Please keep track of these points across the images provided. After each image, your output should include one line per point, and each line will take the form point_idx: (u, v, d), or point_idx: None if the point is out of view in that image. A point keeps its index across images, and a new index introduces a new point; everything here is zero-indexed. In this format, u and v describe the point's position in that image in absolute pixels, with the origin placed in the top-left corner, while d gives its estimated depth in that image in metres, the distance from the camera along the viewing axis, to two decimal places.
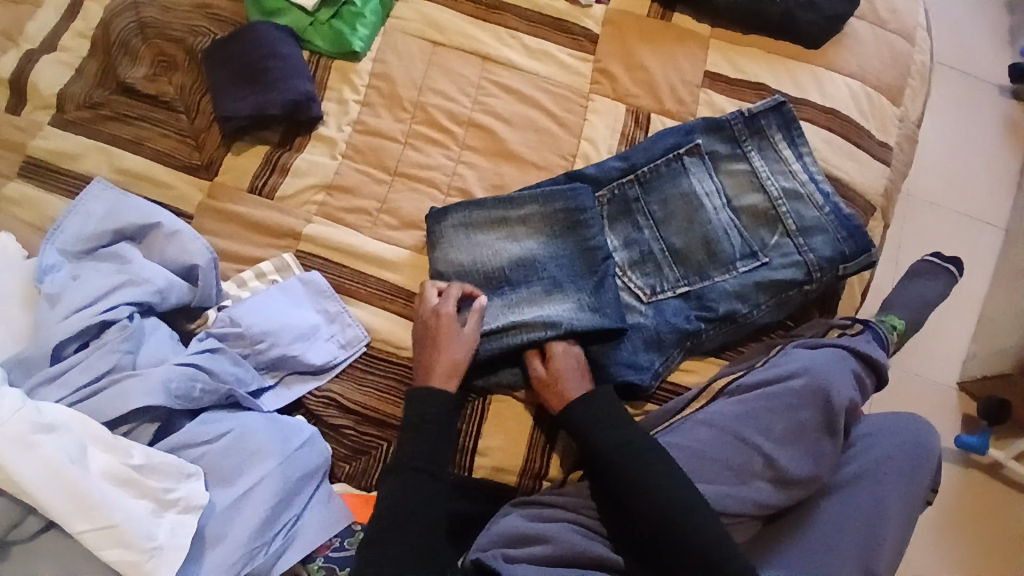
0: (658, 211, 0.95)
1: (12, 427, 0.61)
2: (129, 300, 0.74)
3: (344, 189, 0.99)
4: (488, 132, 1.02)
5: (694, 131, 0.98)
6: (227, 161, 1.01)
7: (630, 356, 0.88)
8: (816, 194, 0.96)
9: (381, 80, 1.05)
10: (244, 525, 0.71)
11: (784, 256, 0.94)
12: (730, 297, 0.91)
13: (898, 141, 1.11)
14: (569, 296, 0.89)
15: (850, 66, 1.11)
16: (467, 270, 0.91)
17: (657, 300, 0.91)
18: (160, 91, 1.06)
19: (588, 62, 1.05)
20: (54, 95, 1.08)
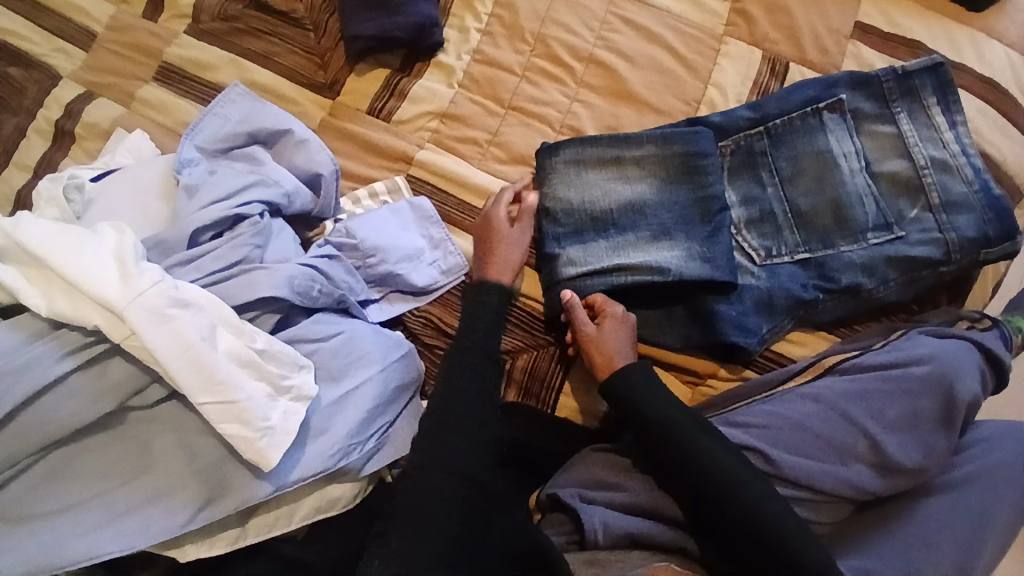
0: (786, 168, 0.89)
1: (151, 298, 0.66)
2: (261, 199, 0.78)
3: (456, 118, 0.99)
4: (608, 70, 0.98)
5: (837, 86, 0.91)
6: (348, 82, 1.03)
7: (739, 317, 0.84)
8: (966, 167, 0.87)
9: (504, 8, 1.03)
10: (345, 423, 0.75)
11: (922, 231, 0.86)
12: (856, 268, 0.85)
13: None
14: (679, 244, 0.86)
15: (1018, 32, 0.99)
16: (574, 208, 0.89)
17: (771, 263, 0.86)
18: (290, 8, 1.09)
19: (726, 2, 0.98)
20: (193, 6, 1.13)
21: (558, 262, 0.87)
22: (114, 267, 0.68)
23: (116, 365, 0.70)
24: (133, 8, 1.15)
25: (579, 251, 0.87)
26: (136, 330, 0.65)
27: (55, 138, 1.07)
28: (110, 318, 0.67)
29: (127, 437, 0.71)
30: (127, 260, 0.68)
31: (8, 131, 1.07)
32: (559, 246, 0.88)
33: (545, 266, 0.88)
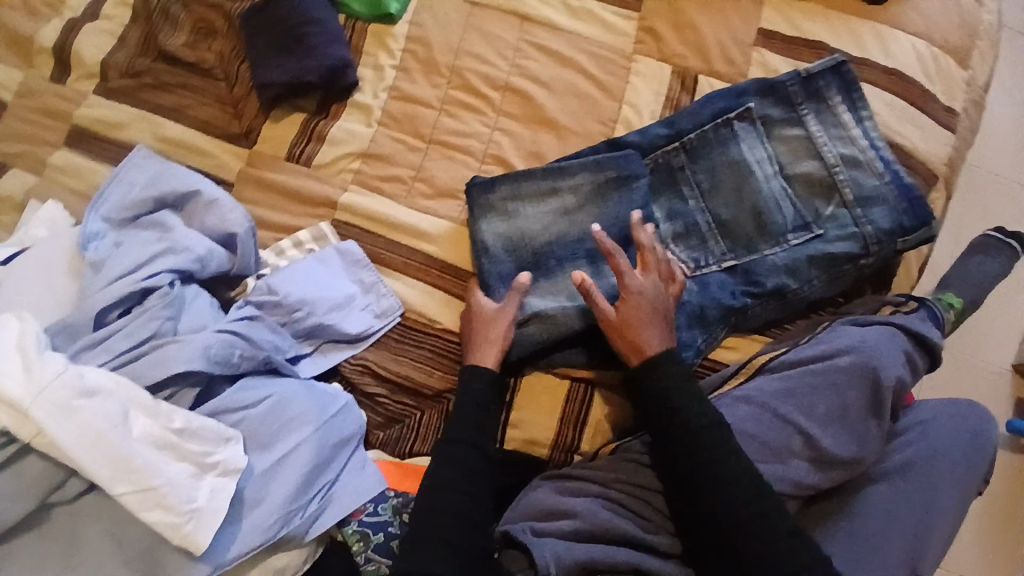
0: (705, 181, 0.91)
1: (56, 392, 0.65)
2: (169, 268, 0.78)
3: (379, 157, 0.97)
4: (526, 97, 0.98)
5: (745, 94, 0.93)
6: (263, 129, 1.01)
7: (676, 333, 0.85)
8: (876, 161, 0.89)
9: (417, 43, 1.02)
10: (281, 490, 0.73)
11: (840, 228, 0.88)
12: (779, 271, 0.87)
13: (964, 107, 1.03)
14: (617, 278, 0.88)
15: (921, 20, 1.02)
16: (514, 243, 0.89)
17: (701, 274, 0.88)
18: (199, 58, 1.06)
19: (634, 21, 1.00)
20: (99, 62, 1.09)
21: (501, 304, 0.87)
22: (16, 361, 0.66)
23: (31, 463, 0.66)
24: (38, 71, 1.10)
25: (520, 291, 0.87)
26: (43, 427, 0.64)
27: None
28: (13, 415, 0.65)
29: (54, 534, 0.68)
30: (29, 351, 0.66)
31: None
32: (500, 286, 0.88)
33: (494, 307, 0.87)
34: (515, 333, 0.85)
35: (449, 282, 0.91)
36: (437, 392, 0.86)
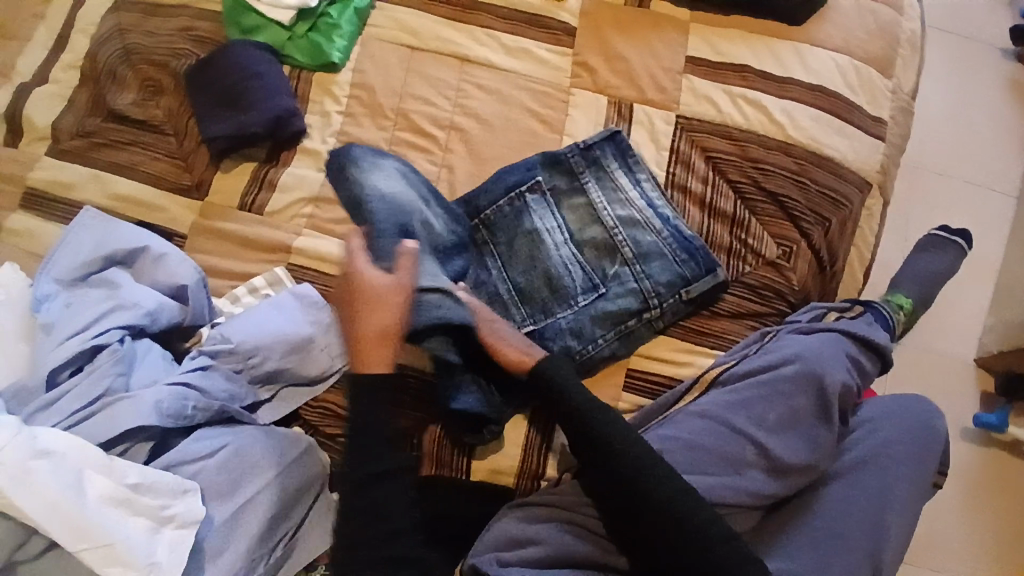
0: (505, 250, 0.95)
1: (11, 454, 0.64)
2: (119, 325, 0.79)
3: (330, 200, 1.00)
4: (470, 134, 1.02)
5: (533, 169, 0.97)
6: (214, 180, 1.03)
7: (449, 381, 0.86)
8: (654, 219, 0.94)
9: (361, 89, 1.06)
10: (245, 537, 0.74)
11: (622, 286, 0.91)
12: (564, 334, 0.90)
13: (890, 115, 1.04)
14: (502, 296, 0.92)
15: (840, 34, 1.04)
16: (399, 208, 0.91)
17: None
18: (148, 115, 1.09)
19: (567, 56, 1.05)
20: (49, 125, 1.10)
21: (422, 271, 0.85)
22: None
23: None
24: None
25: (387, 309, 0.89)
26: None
27: None
28: None
29: None
30: None
31: None
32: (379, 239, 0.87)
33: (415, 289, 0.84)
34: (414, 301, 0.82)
35: None
36: (399, 426, 0.87)
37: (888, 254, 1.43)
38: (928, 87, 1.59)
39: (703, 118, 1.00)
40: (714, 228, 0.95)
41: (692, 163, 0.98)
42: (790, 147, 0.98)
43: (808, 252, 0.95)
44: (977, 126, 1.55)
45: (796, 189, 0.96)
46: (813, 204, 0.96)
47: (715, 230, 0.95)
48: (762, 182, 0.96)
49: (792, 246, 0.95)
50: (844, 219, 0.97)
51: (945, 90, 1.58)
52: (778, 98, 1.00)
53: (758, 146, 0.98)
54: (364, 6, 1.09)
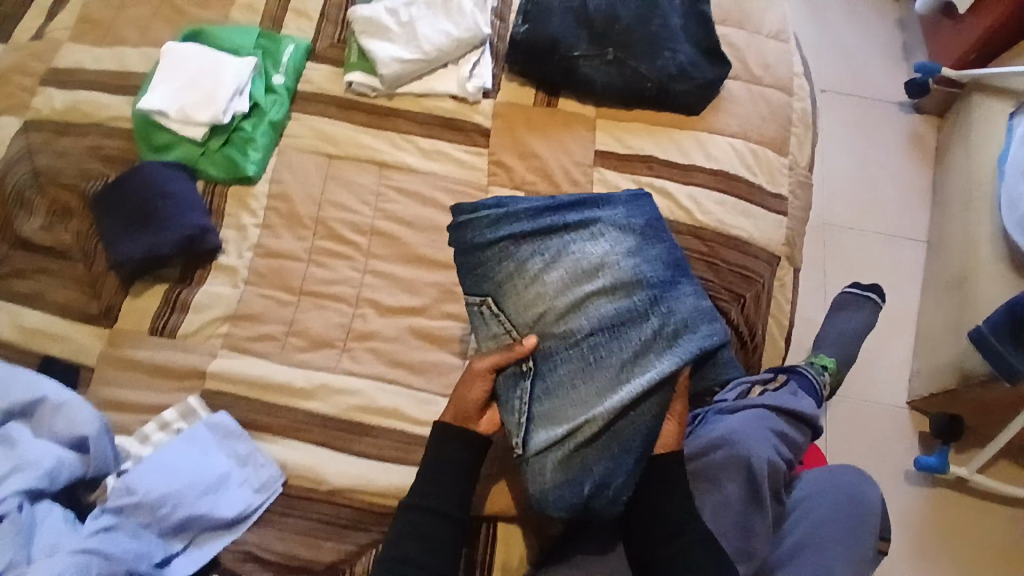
0: (556, 319, 0.86)
1: None
2: (17, 489, 0.74)
3: (247, 316, 0.97)
4: (393, 238, 1.03)
5: (575, 219, 0.90)
6: (124, 304, 0.99)
7: (557, 486, 0.81)
8: (695, 297, 0.90)
9: (279, 200, 1.05)
10: None
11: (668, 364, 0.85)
12: (605, 429, 0.82)
13: (791, 190, 1.09)
14: (654, 357, 0.84)
15: (736, 121, 1.10)
16: (556, 288, 0.87)
17: (541, 443, 0.83)
18: (55, 240, 1.05)
19: (484, 156, 1.08)
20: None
21: (542, 374, 0.85)
22: None
23: None
24: None
25: (530, 383, 0.85)
26: None
27: None
28: None
29: None
30: None
31: None
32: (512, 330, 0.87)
33: (542, 391, 0.85)
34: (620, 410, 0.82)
35: (331, 435, 0.89)
36: (329, 562, 0.82)
37: (803, 308, 1.50)
38: (832, 147, 1.70)
39: None
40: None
41: None
42: (700, 231, 1.01)
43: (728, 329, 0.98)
44: (878, 183, 1.66)
45: (710, 271, 0.99)
46: (729, 285, 0.99)
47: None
48: None
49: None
50: (759, 292, 1.01)
51: (845, 153, 1.69)
52: (684, 185, 1.04)
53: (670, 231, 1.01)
54: (278, 118, 1.08)
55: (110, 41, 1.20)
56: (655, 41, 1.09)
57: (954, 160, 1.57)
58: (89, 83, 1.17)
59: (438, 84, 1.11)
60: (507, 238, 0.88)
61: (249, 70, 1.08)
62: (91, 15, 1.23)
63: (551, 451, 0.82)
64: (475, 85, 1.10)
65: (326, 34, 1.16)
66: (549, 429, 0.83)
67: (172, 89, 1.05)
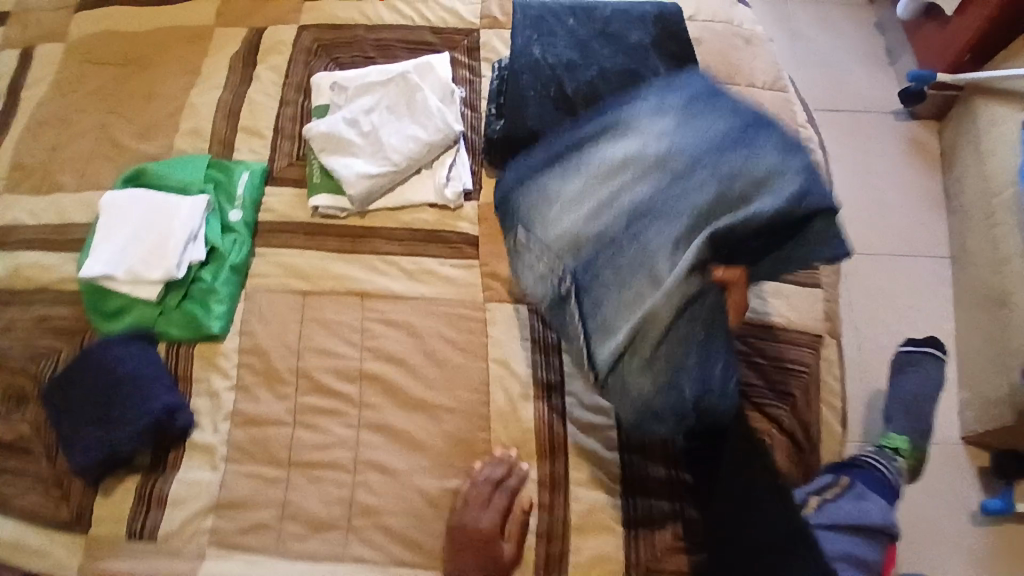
0: (598, 218, 0.82)
1: None
2: None
3: (233, 503, 0.86)
4: (387, 382, 0.91)
5: (602, 119, 0.89)
6: (96, 507, 0.87)
7: (651, 424, 0.79)
8: (767, 153, 0.79)
9: (253, 354, 0.92)
10: None
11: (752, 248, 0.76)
12: (677, 342, 0.76)
13: (823, 258, 0.98)
14: (719, 217, 0.75)
15: None
16: (589, 193, 0.84)
17: (609, 357, 0.79)
18: (15, 434, 0.93)
19: (475, 269, 0.96)
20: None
21: (594, 287, 0.81)
22: None
23: None
24: None
25: (572, 295, 0.83)
26: None
27: None
28: None
29: None
30: None
31: None
32: (549, 261, 0.85)
33: (597, 317, 0.80)
34: (694, 295, 0.74)
35: None
36: None
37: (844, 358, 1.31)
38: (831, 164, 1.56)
39: None
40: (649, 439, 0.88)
41: None
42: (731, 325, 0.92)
43: (783, 439, 0.87)
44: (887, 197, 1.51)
45: (751, 372, 0.90)
46: (775, 383, 0.89)
47: (635, 460, 0.87)
48: None
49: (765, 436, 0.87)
50: (808, 386, 0.90)
51: (850, 175, 1.54)
52: None
53: None
54: (240, 260, 0.96)
55: (48, 189, 1.09)
56: (622, 100, 0.93)
57: (967, 168, 1.43)
58: (28, 241, 1.04)
59: (413, 194, 0.99)
60: (525, 178, 0.89)
61: (201, 211, 0.96)
62: (24, 160, 1.12)
63: (625, 360, 0.78)
64: (454, 189, 0.98)
65: (283, 151, 1.06)
66: (608, 349, 0.79)
67: (117, 247, 0.93)
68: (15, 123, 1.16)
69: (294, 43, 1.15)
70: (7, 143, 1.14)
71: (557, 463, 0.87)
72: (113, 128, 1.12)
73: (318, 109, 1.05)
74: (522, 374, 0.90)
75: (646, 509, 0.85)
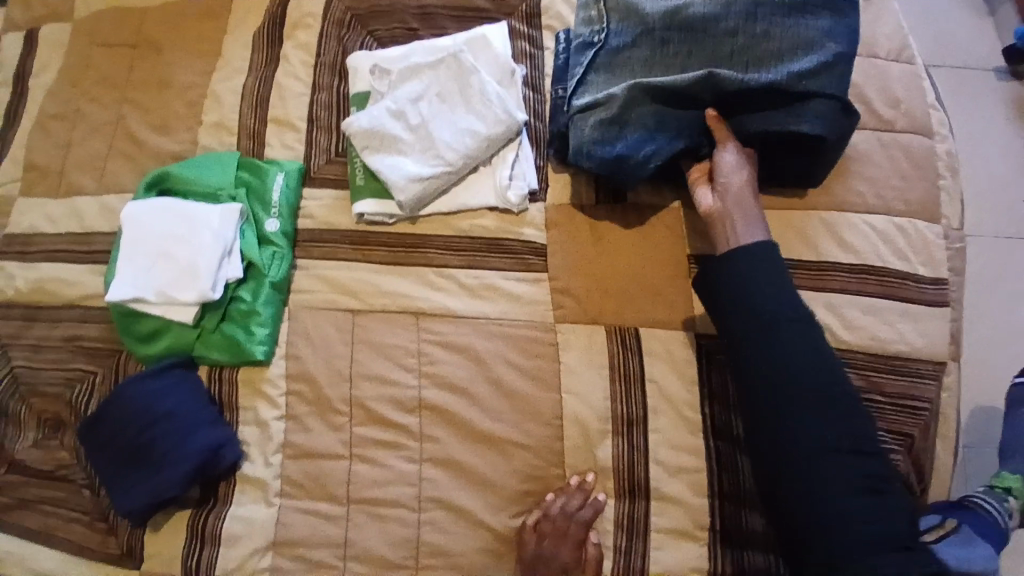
0: (626, 14, 0.81)
1: None
2: None
3: (292, 543, 0.79)
4: (450, 412, 0.81)
5: None
6: (145, 543, 0.82)
7: (597, 147, 0.78)
8: (817, 36, 0.76)
9: (302, 380, 0.84)
10: None
11: (764, 91, 0.75)
12: (647, 120, 0.78)
13: (955, 271, 0.83)
14: (739, 71, 0.76)
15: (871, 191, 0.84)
16: (630, 9, 0.81)
17: (574, 109, 0.81)
18: (54, 462, 0.89)
19: (544, 284, 0.85)
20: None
21: (592, 54, 0.82)
22: None
23: None
24: None
25: (596, 52, 0.81)
26: None
27: None
28: None
29: None
30: None
31: None
32: (579, 54, 0.83)
33: (580, 66, 0.82)
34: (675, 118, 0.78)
35: None
36: None
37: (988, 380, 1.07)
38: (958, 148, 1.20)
39: None
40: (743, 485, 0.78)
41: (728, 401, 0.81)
42: (848, 356, 0.78)
43: None
44: None
45: (869, 412, 0.78)
46: (890, 424, 0.78)
47: (727, 506, 0.78)
48: None
49: None
50: (928, 425, 0.78)
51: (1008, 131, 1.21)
52: (817, 294, 0.80)
53: None
54: (281, 277, 0.86)
55: (64, 190, 1.00)
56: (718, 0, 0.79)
57: None
58: (51, 252, 0.97)
59: (469, 197, 0.87)
60: None
61: (236, 221, 0.87)
62: (36, 158, 1.03)
63: (587, 116, 0.79)
64: (517, 192, 0.85)
65: (321, 143, 0.94)
66: (581, 121, 0.80)
67: (146, 264, 0.85)
68: (23, 115, 1.07)
69: (323, 15, 1.01)
70: (21, 139, 1.05)
71: (637, 503, 0.79)
72: (129, 120, 1.02)
73: (359, 96, 0.93)
74: (598, 405, 0.80)
75: (738, 560, 0.77)
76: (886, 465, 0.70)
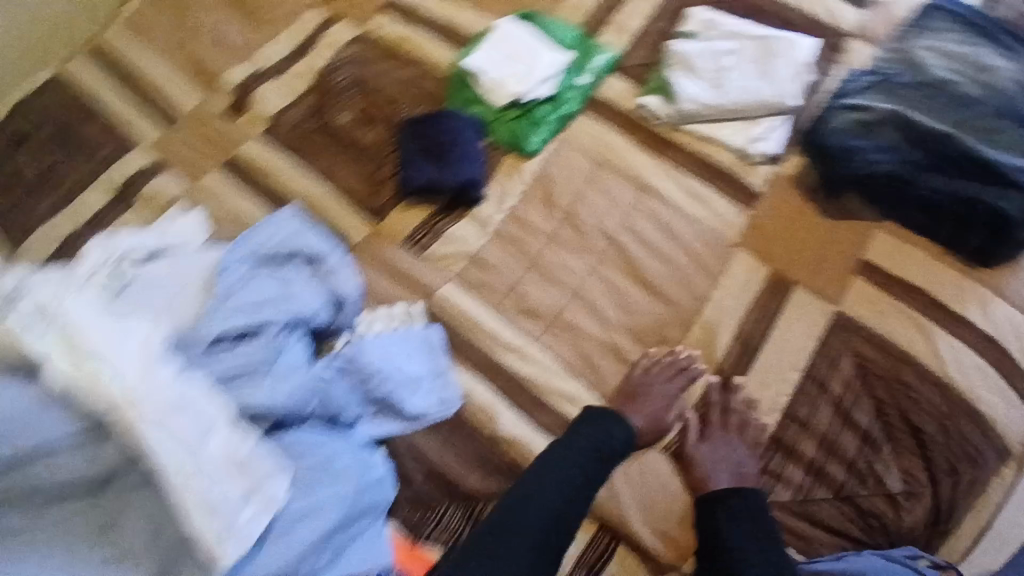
0: (914, 68, 1.10)
1: (232, 443, 0.82)
2: (285, 318, 0.94)
3: (484, 265, 1.09)
4: (630, 256, 1.06)
5: (984, 34, 1.12)
6: (394, 212, 1.14)
7: (841, 136, 1.06)
8: None
9: (543, 181, 1.11)
10: (286, 551, 0.81)
11: (989, 162, 0.99)
12: (889, 138, 1.04)
13: None
14: (977, 139, 1.01)
15: None
16: (919, 65, 1.10)
17: (839, 102, 1.10)
18: (355, 139, 1.19)
19: (747, 215, 1.06)
20: (260, 110, 1.23)
21: (873, 78, 1.11)
22: (139, 362, 0.83)
23: (129, 438, 0.79)
24: (216, 101, 1.26)
25: (876, 78, 1.10)
26: (169, 462, 0.79)
27: (117, 196, 1.18)
28: (120, 402, 0.79)
29: (114, 498, 0.80)
30: (154, 360, 0.84)
31: (75, 182, 1.21)
32: (863, 74, 1.12)
33: (857, 80, 1.11)
34: (910, 146, 1.03)
35: (512, 391, 1.01)
36: (470, 491, 0.96)
37: None
38: None
39: (859, 321, 0.98)
40: (814, 421, 0.94)
41: (838, 361, 0.96)
42: (946, 388, 0.93)
43: (928, 501, 0.91)
44: None
45: (940, 433, 0.92)
46: (952, 456, 0.91)
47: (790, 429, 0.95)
48: (904, 411, 0.93)
49: (914, 488, 0.91)
50: (978, 479, 0.91)
51: None
52: (948, 335, 0.96)
53: (913, 372, 0.95)
54: (572, 113, 1.13)
55: None
56: (989, 91, 1.05)
57: None
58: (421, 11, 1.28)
59: (729, 133, 1.10)
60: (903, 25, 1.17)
61: (565, 64, 1.16)
62: None
63: (846, 113, 1.08)
64: (762, 147, 1.08)
65: (638, 53, 1.18)
66: (841, 114, 1.08)
67: (498, 56, 1.17)
68: None
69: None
70: None
71: (723, 396, 0.97)
72: None
73: (687, 32, 1.17)
74: (735, 312, 1.01)
75: (781, 467, 0.94)
76: (906, 470, 0.91)
